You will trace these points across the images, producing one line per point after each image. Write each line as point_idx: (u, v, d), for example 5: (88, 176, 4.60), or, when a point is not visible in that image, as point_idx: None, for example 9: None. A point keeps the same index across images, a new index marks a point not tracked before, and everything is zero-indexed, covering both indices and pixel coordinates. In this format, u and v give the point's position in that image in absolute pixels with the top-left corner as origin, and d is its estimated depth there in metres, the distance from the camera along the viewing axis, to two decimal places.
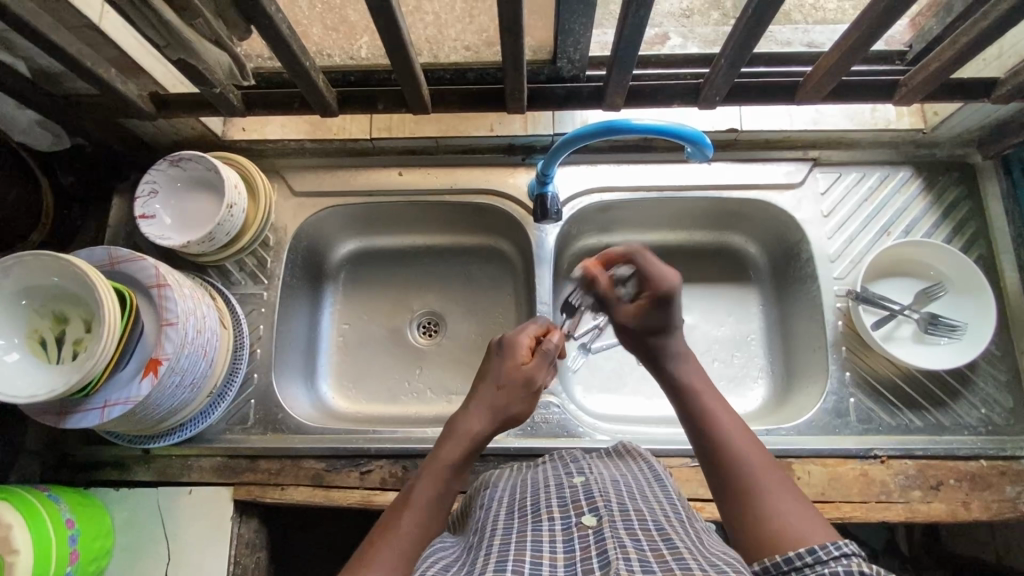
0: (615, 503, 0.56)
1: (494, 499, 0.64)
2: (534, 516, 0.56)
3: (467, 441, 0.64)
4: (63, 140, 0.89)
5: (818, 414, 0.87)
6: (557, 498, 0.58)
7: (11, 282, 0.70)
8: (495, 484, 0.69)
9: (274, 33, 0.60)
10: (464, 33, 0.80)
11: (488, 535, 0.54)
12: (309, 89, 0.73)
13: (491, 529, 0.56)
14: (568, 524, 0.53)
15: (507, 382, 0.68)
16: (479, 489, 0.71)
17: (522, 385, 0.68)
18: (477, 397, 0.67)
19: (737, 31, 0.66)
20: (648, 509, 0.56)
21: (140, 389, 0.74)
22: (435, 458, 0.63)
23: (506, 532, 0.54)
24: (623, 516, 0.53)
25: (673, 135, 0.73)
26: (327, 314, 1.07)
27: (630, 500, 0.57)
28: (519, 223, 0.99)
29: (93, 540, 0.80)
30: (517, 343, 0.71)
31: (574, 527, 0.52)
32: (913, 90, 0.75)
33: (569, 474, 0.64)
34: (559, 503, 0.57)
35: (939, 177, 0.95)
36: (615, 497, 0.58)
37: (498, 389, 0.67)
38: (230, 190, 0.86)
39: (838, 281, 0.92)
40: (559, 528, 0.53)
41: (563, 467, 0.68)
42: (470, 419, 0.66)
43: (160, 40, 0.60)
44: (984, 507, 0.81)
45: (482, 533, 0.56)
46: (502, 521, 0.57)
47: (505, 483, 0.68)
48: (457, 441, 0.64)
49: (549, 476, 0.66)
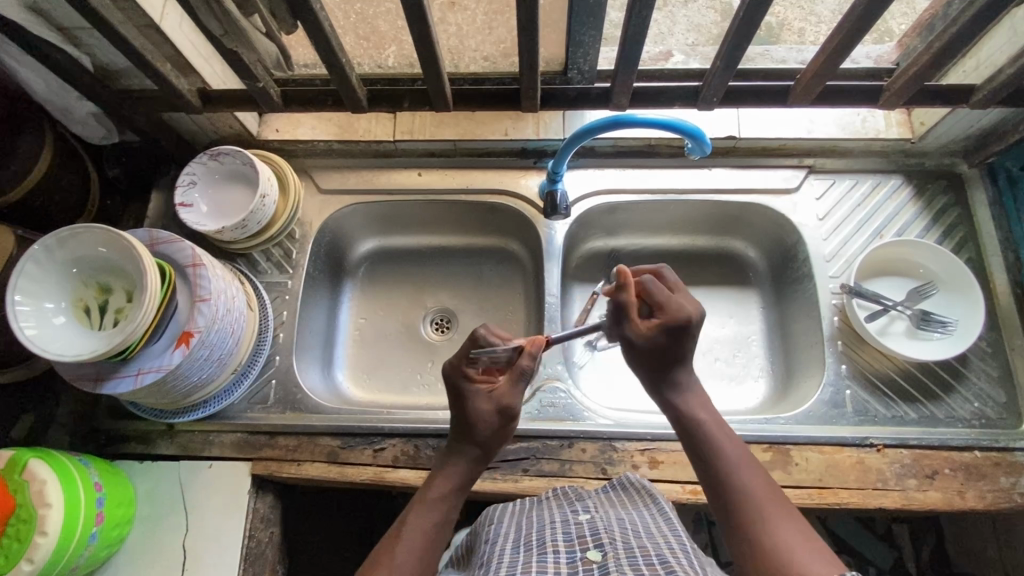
0: (620, 539, 0.61)
1: (500, 533, 0.68)
2: (540, 548, 0.61)
3: (448, 481, 0.71)
4: (113, 134, 0.96)
5: (816, 405, 0.90)
6: (562, 534, 0.63)
7: (64, 251, 0.76)
8: (501, 518, 0.73)
9: (316, 29, 0.68)
10: (483, 43, 0.92)
11: (495, 564, 0.60)
12: (343, 86, 0.80)
13: (498, 559, 0.61)
14: (573, 558, 0.58)
15: (482, 420, 0.71)
16: (482, 525, 0.75)
17: (496, 418, 0.71)
18: (459, 436, 0.73)
19: (731, 34, 0.73)
20: (652, 543, 0.61)
21: (172, 359, 0.79)
22: (432, 488, 0.71)
23: (512, 563, 0.59)
24: (627, 552, 0.58)
25: (672, 128, 0.80)
26: (346, 308, 1.12)
27: (634, 536, 0.62)
28: (529, 222, 1.05)
29: (117, 506, 0.84)
30: (473, 381, 0.73)
31: (578, 562, 0.58)
32: (896, 93, 0.81)
33: (574, 513, 0.69)
34: (564, 538, 0.62)
35: (928, 185, 1.00)
36: (619, 535, 0.62)
37: (474, 427, 0.71)
38: (263, 182, 0.93)
39: (833, 279, 0.97)
40: (564, 562, 0.58)
41: (568, 506, 0.73)
42: (453, 459, 0.72)
43: (218, 29, 0.69)
44: (979, 496, 0.83)
45: (486, 563, 0.61)
46: (508, 553, 0.61)
47: (508, 519, 0.72)
48: (442, 480, 0.71)
49: (555, 514, 0.70)
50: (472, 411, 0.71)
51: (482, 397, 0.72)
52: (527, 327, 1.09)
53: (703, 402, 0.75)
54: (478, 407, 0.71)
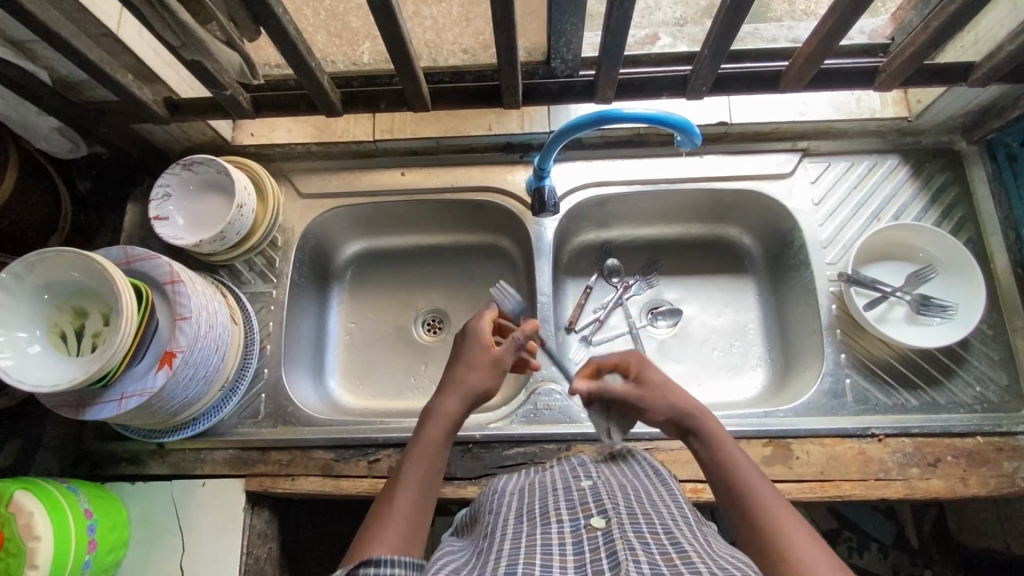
0: (623, 507, 0.60)
1: (503, 505, 0.68)
2: (543, 518, 0.61)
3: (447, 420, 0.69)
4: (81, 147, 0.93)
5: (816, 396, 0.89)
6: (566, 502, 0.63)
7: (35, 277, 0.73)
8: (503, 490, 0.73)
9: (282, 34, 0.64)
10: (461, 36, 0.85)
11: (498, 538, 0.59)
12: (315, 89, 0.76)
13: (501, 533, 0.60)
14: (577, 526, 0.58)
15: (481, 359, 0.74)
16: (487, 495, 0.75)
17: (494, 361, 0.74)
18: (452, 377, 0.73)
19: (718, 21, 0.69)
20: (656, 513, 0.61)
21: (156, 381, 0.77)
22: (433, 426, 0.69)
23: (515, 535, 0.58)
24: (631, 518, 0.57)
25: (660, 122, 0.77)
26: (335, 313, 1.10)
27: (636, 503, 0.62)
28: (518, 218, 1.02)
29: (110, 530, 0.83)
30: (479, 329, 0.78)
31: (582, 530, 0.57)
32: (892, 75, 0.78)
33: (576, 478, 0.69)
34: (567, 507, 0.62)
35: (926, 163, 0.97)
36: (622, 501, 0.62)
37: (471, 366, 0.73)
38: (240, 191, 0.90)
39: (830, 266, 0.95)
40: (569, 530, 0.58)
41: (570, 472, 0.72)
42: (443, 397, 0.71)
43: (176, 40, 0.65)
44: (982, 482, 0.82)
45: (489, 537, 0.61)
46: (511, 524, 0.61)
47: (511, 490, 0.72)
48: (437, 420, 0.69)
49: (557, 480, 0.70)
50: (474, 351, 0.75)
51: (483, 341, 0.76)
52: None
53: (715, 427, 0.68)
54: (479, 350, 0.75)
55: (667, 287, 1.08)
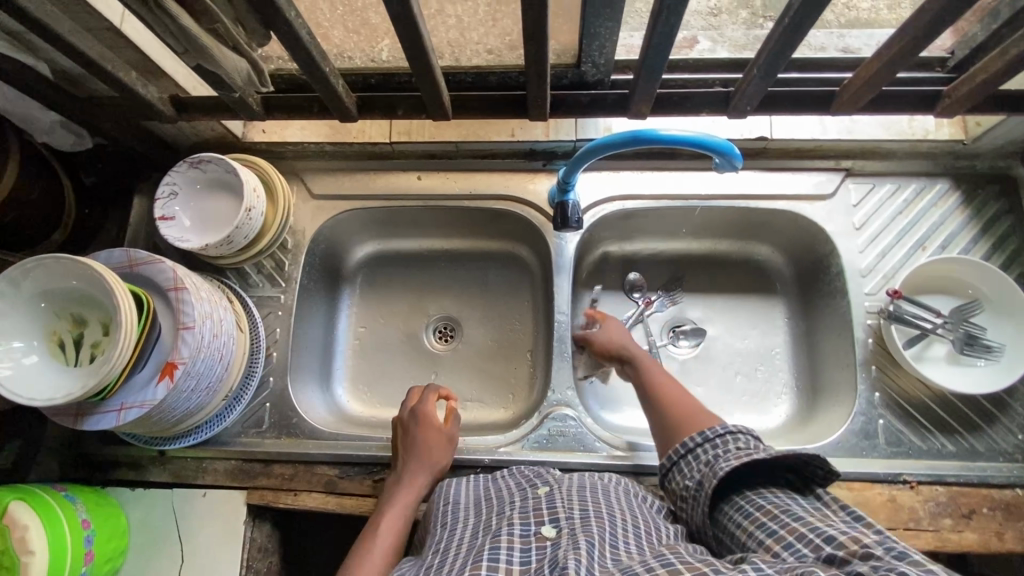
0: (577, 511, 0.58)
1: (459, 519, 0.66)
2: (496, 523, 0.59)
3: (413, 495, 0.78)
4: (85, 139, 0.90)
5: (844, 436, 0.84)
6: (519, 507, 0.61)
7: (32, 283, 0.70)
8: (458, 504, 0.70)
9: (294, 38, 0.60)
10: (486, 36, 0.78)
11: (454, 557, 0.56)
12: (328, 94, 0.72)
13: (451, 549, 0.58)
14: (528, 532, 0.56)
15: (432, 438, 0.82)
16: (438, 502, 0.73)
17: (446, 439, 0.83)
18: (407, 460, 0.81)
19: (773, 40, 0.63)
20: (609, 517, 0.58)
21: (156, 393, 0.73)
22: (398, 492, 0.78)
23: (469, 548, 0.57)
24: (582, 524, 0.55)
25: (701, 145, 0.71)
26: (345, 317, 1.06)
27: (593, 504, 0.60)
28: (538, 230, 0.97)
29: (107, 542, 0.81)
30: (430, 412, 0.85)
31: (532, 536, 0.55)
32: (957, 101, 0.71)
33: (533, 488, 0.67)
34: (521, 511, 0.60)
35: (979, 190, 0.90)
36: (576, 504, 0.60)
37: (424, 445, 0.81)
38: (248, 193, 0.85)
39: (868, 296, 0.89)
40: (519, 534, 0.56)
41: (527, 483, 0.70)
42: (404, 479, 0.79)
43: (179, 45, 0.61)
44: (1019, 537, 0.77)
45: (443, 555, 0.58)
46: (465, 543, 0.59)
47: (468, 505, 0.69)
48: (400, 496, 0.77)
49: (513, 492, 0.68)
50: (426, 432, 0.83)
51: (428, 427, 0.83)
52: (535, 337, 1.02)
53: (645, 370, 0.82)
54: (430, 431, 0.83)
55: (690, 305, 1.03)
